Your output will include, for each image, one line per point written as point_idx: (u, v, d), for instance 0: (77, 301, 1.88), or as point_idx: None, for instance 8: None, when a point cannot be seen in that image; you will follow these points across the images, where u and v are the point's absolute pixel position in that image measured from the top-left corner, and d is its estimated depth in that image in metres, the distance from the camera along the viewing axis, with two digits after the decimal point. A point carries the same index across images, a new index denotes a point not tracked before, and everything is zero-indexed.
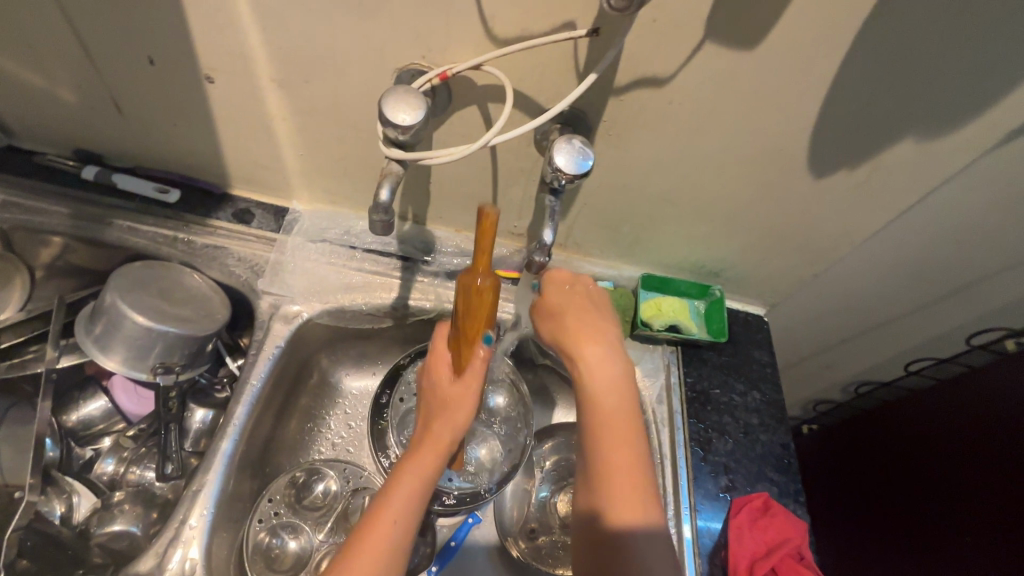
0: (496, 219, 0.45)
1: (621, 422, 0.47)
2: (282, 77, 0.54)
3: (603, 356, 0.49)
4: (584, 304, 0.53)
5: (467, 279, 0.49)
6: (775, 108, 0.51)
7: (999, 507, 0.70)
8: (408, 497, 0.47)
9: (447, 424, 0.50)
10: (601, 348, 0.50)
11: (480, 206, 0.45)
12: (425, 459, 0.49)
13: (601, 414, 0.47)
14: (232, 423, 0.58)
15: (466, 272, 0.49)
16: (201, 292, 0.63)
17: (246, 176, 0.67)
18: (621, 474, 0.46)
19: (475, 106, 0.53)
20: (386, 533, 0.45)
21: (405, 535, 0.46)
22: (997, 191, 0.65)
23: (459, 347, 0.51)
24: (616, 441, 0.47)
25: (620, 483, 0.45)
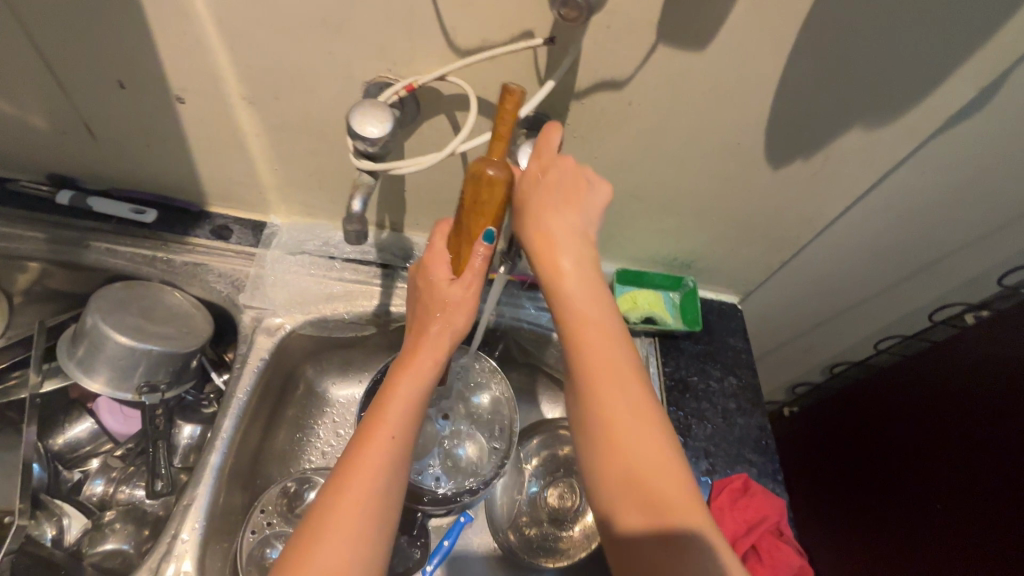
0: (522, 96, 0.44)
1: (607, 345, 0.45)
2: (253, 93, 0.55)
3: (576, 263, 0.47)
4: (561, 200, 0.48)
5: (479, 165, 0.45)
6: (729, 104, 0.53)
7: (971, 479, 0.73)
8: (404, 413, 0.47)
9: (442, 329, 0.50)
10: (574, 255, 0.48)
11: (506, 84, 0.44)
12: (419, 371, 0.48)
13: (587, 341, 0.45)
14: (221, 437, 0.59)
15: (480, 158, 0.45)
16: (184, 310, 0.64)
17: (222, 192, 0.68)
18: (603, 374, 0.44)
19: (443, 114, 0.55)
20: (383, 449, 0.45)
21: (403, 454, 0.46)
22: (947, 174, 0.68)
23: (460, 241, 0.49)
24: (604, 361, 0.45)
25: (604, 383, 0.44)
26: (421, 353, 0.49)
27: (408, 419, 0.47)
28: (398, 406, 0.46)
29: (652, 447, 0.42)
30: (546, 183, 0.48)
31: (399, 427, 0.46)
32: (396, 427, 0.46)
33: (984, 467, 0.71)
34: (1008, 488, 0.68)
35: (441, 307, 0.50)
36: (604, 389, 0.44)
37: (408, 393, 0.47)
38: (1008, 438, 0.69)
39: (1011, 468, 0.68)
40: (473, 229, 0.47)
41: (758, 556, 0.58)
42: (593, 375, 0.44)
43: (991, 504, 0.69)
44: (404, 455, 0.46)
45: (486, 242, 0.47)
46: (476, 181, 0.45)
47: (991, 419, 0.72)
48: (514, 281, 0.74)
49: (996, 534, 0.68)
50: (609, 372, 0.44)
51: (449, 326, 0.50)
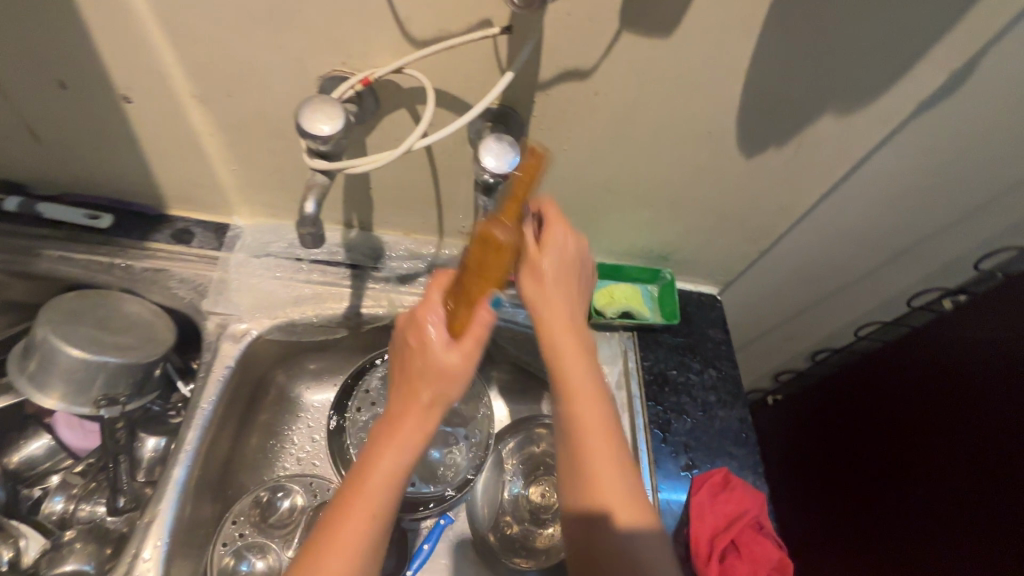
0: (542, 159, 0.43)
1: (593, 404, 0.48)
2: (202, 91, 0.52)
3: (565, 312, 0.51)
4: (559, 258, 0.52)
5: (489, 227, 0.43)
6: (699, 93, 0.51)
7: (953, 469, 0.72)
8: (386, 487, 0.42)
9: (437, 398, 0.43)
10: (564, 305, 0.51)
11: (531, 145, 0.43)
12: (405, 444, 0.42)
13: (574, 386, 0.48)
14: (185, 449, 0.57)
15: (493, 220, 0.44)
16: (143, 319, 0.62)
17: (181, 195, 0.65)
18: (589, 417, 0.47)
19: (404, 109, 0.52)
20: (363, 528, 0.40)
21: (380, 530, 0.42)
22: (923, 158, 0.67)
23: (461, 302, 0.45)
24: (583, 398, 0.48)
25: (589, 425, 0.47)
26: (407, 422, 0.42)
27: (392, 494, 0.42)
28: (379, 480, 0.41)
29: (627, 481, 0.46)
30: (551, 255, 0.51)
31: (381, 502, 0.41)
32: (379, 502, 0.41)
33: (965, 454, 0.71)
34: (991, 474, 0.67)
35: (433, 375, 0.42)
36: (585, 425, 0.47)
37: (390, 465, 0.42)
38: (990, 422, 0.69)
39: (994, 454, 0.67)
40: (477, 293, 0.45)
41: (737, 551, 0.57)
42: (578, 433, 0.47)
43: (977, 493, 0.69)
44: (386, 527, 0.42)
45: (489, 307, 0.44)
46: (486, 244, 0.43)
47: (971, 404, 0.72)
48: None
49: (984, 523, 0.67)
50: (594, 430, 0.47)
51: (443, 394, 0.43)
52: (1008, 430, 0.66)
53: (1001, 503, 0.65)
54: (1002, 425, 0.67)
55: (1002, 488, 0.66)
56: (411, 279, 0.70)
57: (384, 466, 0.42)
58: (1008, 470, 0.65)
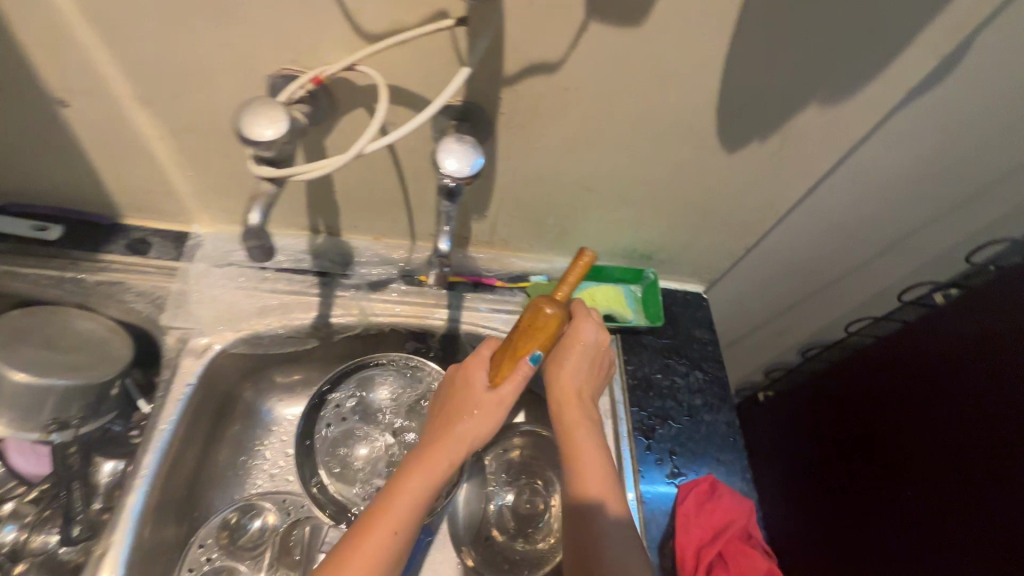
0: (592, 259, 0.51)
1: (596, 462, 0.53)
2: (145, 93, 0.48)
3: (579, 362, 0.57)
4: (583, 321, 0.58)
5: (540, 302, 0.52)
6: (675, 85, 0.48)
7: (949, 470, 0.70)
8: (407, 510, 0.46)
9: (467, 436, 0.50)
10: (578, 355, 0.57)
11: (582, 247, 0.51)
12: (432, 471, 0.48)
13: (573, 421, 0.55)
14: (142, 474, 0.54)
15: (543, 295, 0.53)
16: (98, 335, 0.59)
17: (135, 202, 0.62)
18: (585, 446, 0.54)
19: (361, 108, 0.49)
20: (383, 547, 0.44)
21: (400, 547, 0.45)
22: (913, 147, 0.64)
23: (502, 358, 0.52)
24: (579, 431, 0.55)
25: (585, 452, 0.54)
26: (439, 452, 0.49)
27: (413, 518, 0.46)
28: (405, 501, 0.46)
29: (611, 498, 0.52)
30: (582, 338, 0.57)
31: (403, 523, 0.46)
32: (401, 523, 0.46)
33: (959, 454, 0.69)
34: (988, 475, 0.65)
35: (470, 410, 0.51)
36: (578, 448, 0.54)
37: (417, 488, 0.47)
38: (984, 421, 0.67)
39: (990, 454, 0.65)
40: (520, 349, 0.51)
41: (725, 564, 0.55)
42: (576, 472, 0.53)
43: (974, 495, 0.66)
44: (402, 550, 0.46)
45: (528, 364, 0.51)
46: (535, 312, 0.51)
47: (964, 402, 0.70)
48: (464, 281, 0.70)
49: (982, 527, 0.64)
50: (594, 485, 0.52)
51: (470, 432, 0.50)
52: (1004, 429, 0.64)
53: (1000, 505, 0.63)
54: (997, 423, 0.65)
55: (1000, 490, 0.63)
56: (383, 285, 0.67)
57: (411, 488, 0.47)
58: (1006, 470, 0.63)
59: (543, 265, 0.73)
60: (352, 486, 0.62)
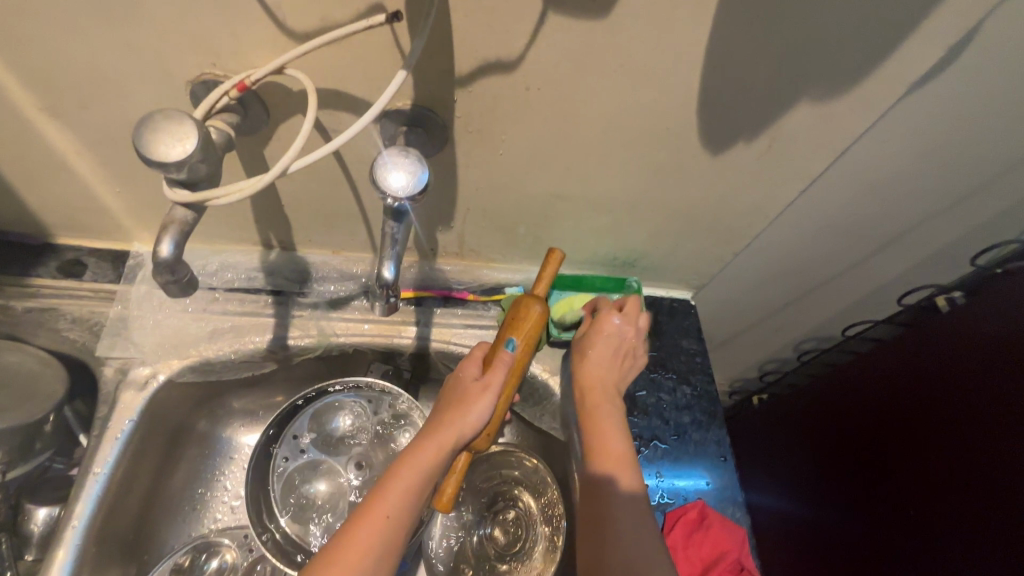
0: (562, 252, 0.55)
1: (614, 445, 0.51)
2: (52, 103, 0.43)
3: (604, 349, 0.57)
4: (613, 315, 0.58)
5: (522, 297, 0.54)
6: (649, 84, 0.43)
7: (950, 493, 0.65)
8: (405, 496, 0.43)
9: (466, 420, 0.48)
10: (604, 343, 0.57)
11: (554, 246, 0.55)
12: (435, 449, 0.46)
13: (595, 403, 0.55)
14: (73, 524, 0.50)
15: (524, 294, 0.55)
16: (27, 370, 0.53)
17: (66, 221, 0.56)
18: (605, 425, 0.53)
19: (300, 115, 0.44)
20: (390, 510, 0.42)
21: (407, 514, 0.43)
22: (913, 142, 0.60)
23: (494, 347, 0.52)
24: (601, 412, 0.54)
25: (606, 430, 0.52)
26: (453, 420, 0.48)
27: (411, 505, 0.44)
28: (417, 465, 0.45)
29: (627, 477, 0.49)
30: (606, 329, 0.57)
31: (399, 510, 0.43)
32: (396, 510, 0.43)
33: (963, 476, 0.64)
34: (992, 498, 0.61)
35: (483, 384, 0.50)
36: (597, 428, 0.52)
37: (430, 453, 0.46)
38: (984, 439, 0.62)
39: (993, 475, 0.61)
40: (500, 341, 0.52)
41: None
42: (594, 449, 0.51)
43: (978, 520, 0.62)
44: (398, 541, 0.42)
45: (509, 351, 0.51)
46: (517, 304, 0.53)
47: (963, 416, 0.65)
48: (433, 296, 0.65)
49: (990, 557, 0.60)
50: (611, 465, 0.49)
51: (471, 415, 0.48)
52: (1007, 448, 0.60)
53: (1006, 532, 0.59)
54: (1000, 441, 0.61)
55: (1005, 514, 0.59)
56: (344, 303, 0.62)
57: (409, 472, 0.44)
58: (1011, 494, 0.59)
59: (519, 275, 0.68)
60: (314, 527, 0.56)
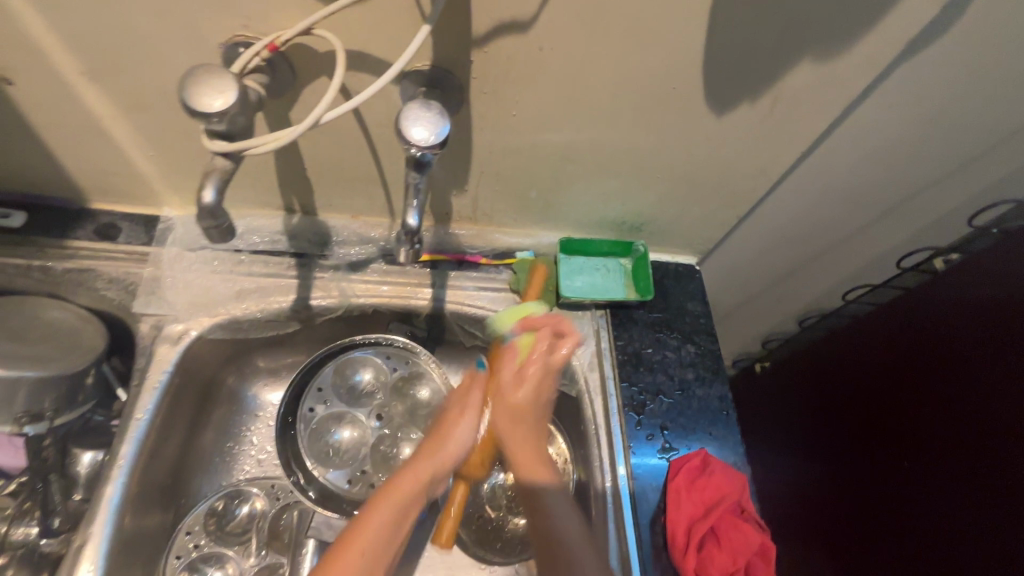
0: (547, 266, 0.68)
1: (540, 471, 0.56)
2: (90, 68, 0.45)
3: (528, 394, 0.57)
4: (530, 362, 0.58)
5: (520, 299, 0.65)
6: (656, 44, 0.45)
7: (948, 445, 0.69)
8: (376, 533, 0.48)
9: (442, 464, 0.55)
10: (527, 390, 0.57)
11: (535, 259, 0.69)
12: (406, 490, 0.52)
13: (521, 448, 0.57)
14: (119, 464, 0.53)
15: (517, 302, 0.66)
16: (67, 326, 0.57)
17: (101, 187, 0.59)
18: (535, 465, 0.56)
19: (325, 77, 0.46)
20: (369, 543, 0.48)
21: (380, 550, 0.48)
22: (915, 104, 0.61)
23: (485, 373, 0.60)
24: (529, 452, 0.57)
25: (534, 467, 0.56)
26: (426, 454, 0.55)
27: (386, 538, 0.49)
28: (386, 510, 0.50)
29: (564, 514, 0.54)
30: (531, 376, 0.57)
31: (375, 541, 0.48)
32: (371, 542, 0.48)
33: (960, 432, 0.67)
34: (987, 451, 0.64)
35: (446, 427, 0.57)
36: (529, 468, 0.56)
37: (401, 494, 0.51)
38: (983, 393, 0.65)
39: (990, 427, 0.64)
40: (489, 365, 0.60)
41: (716, 539, 0.54)
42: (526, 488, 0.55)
43: (976, 473, 0.65)
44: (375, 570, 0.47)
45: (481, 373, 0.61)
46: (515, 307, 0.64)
47: (961, 373, 0.68)
48: (448, 260, 0.68)
49: (987, 505, 0.63)
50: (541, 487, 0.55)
51: (451, 445, 0.56)
52: (1000, 403, 0.63)
53: (999, 480, 0.62)
54: (993, 396, 0.64)
55: (996, 462, 0.63)
56: (364, 265, 0.65)
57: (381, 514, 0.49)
58: (1002, 444, 0.62)
59: (529, 241, 0.71)
60: (339, 472, 0.61)
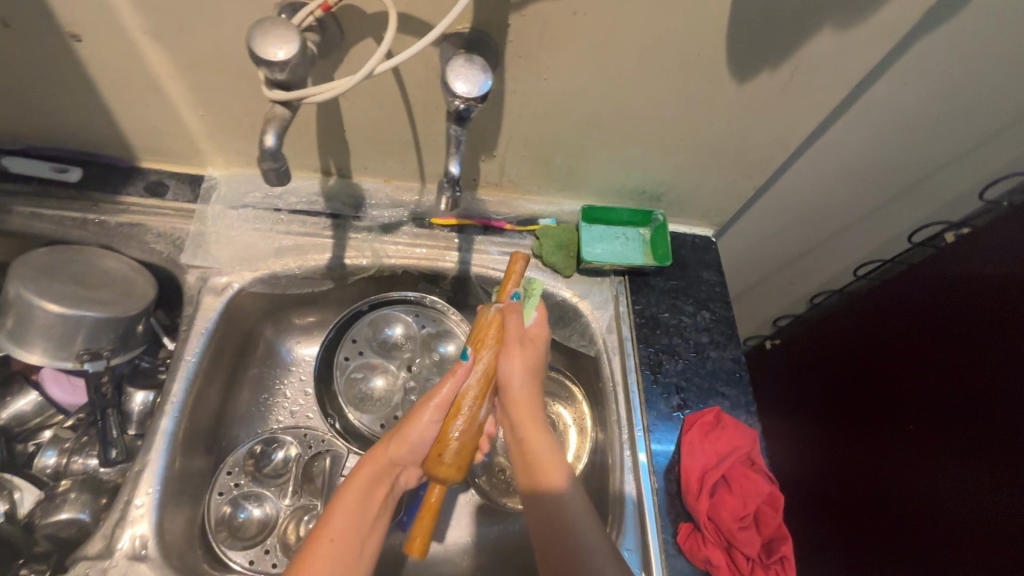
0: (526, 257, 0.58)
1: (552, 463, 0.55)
2: (154, 27, 0.48)
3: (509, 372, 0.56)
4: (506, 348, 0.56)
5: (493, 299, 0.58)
6: (685, 10, 0.48)
7: (952, 409, 0.71)
8: (336, 539, 0.48)
9: (399, 453, 0.54)
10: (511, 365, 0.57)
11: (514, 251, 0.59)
12: (359, 492, 0.51)
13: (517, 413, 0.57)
14: (171, 401, 0.57)
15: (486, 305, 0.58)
16: (122, 275, 0.60)
17: (152, 146, 0.63)
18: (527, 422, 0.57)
19: (370, 39, 0.49)
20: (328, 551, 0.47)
21: (344, 556, 0.48)
22: (931, 78, 0.63)
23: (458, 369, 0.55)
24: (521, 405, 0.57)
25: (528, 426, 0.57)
26: (368, 464, 0.53)
27: (354, 529, 0.49)
28: (338, 516, 0.49)
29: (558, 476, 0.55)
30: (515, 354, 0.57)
31: (343, 536, 0.48)
32: (340, 532, 0.48)
33: (968, 402, 0.69)
34: (993, 419, 0.65)
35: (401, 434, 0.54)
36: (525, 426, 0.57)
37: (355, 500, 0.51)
38: (989, 356, 0.67)
39: (995, 389, 0.66)
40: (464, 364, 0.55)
41: (727, 486, 0.58)
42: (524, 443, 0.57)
43: (983, 436, 0.66)
44: (351, 554, 0.48)
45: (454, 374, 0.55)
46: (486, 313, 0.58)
47: (968, 339, 0.70)
48: (474, 224, 0.71)
49: (992, 470, 0.65)
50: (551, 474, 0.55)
51: (411, 440, 0.54)
52: (1006, 371, 0.64)
53: (1001, 440, 0.64)
54: (997, 359, 0.66)
55: (1000, 422, 0.64)
56: (395, 227, 0.69)
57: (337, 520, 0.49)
58: (1006, 405, 0.64)
59: (552, 209, 0.74)
60: (373, 415, 0.67)
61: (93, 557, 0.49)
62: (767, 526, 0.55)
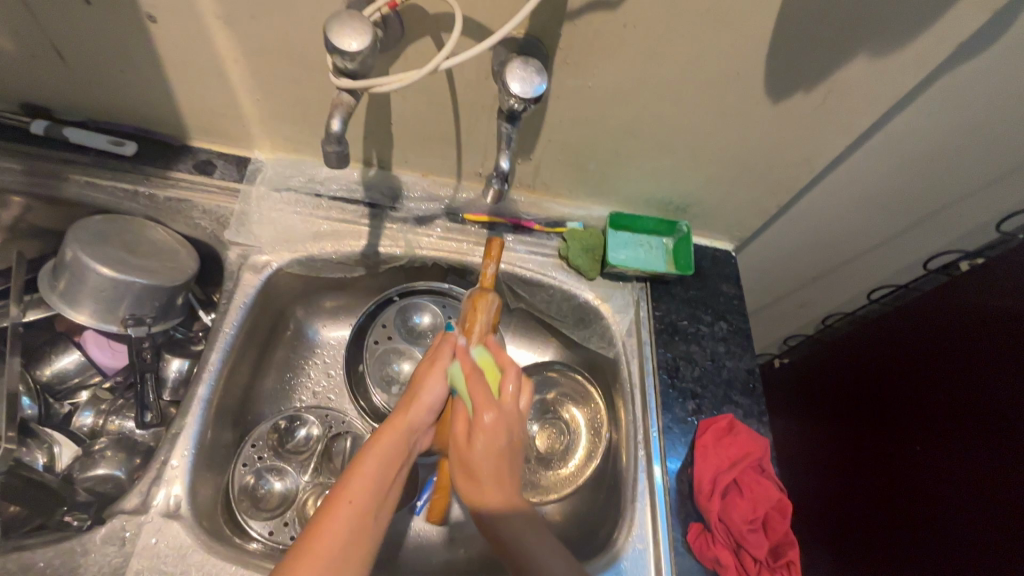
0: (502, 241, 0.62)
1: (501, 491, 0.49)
2: (227, 14, 0.51)
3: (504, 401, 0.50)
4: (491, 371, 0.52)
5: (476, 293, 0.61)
6: (729, 30, 0.50)
7: (960, 432, 0.71)
8: (350, 513, 0.43)
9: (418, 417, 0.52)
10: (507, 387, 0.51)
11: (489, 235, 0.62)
12: (383, 450, 0.48)
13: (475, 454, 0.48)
14: (208, 370, 0.59)
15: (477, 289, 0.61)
16: (168, 246, 0.63)
17: (205, 126, 0.66)
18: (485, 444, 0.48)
19: (429, 37, 0.51)
20: (347, 523, 0.42)
21: (370, 522, 0.44)
22: (955, 110, 0.66)
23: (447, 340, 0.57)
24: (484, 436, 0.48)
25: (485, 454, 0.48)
26: (388, 435, 0.50)
27: (376, 495, 0.45)
28: (361, 479, 0.45)
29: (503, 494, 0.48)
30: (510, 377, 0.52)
31: (362, 495, 0.44)
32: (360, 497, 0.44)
33: (971, 428, 0.70)
34: (996, 445, 0.66)
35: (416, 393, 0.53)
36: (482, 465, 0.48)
37: (373, 466, 0.47)
38: (996, 380, 0.68)
39: (1000, 411, 0.67)
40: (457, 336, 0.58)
41: (739, 490, 0.59)
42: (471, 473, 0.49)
43: (989, 461, 0.67)
44: (366, 531, 0.43)
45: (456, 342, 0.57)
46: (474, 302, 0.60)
47: (975, 363, 0.72)
48: (504, 222, 0.73)
49: (996, 493, 0.66)
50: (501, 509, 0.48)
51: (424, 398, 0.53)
52: (1012, 394, 0.66)
53: (1005, 464, 0.65)
54: (1003, 384, 0.67)
55: (1004, 446, 0.65)
56: (428, 221, 0.71)
57: (355, 487, 0.44)
58: (1010, 429, 0.65)
59: (580, 212, 0.77)
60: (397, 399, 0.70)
61: (129, 512, 0.51)
62: (776, 532, 0.57)
